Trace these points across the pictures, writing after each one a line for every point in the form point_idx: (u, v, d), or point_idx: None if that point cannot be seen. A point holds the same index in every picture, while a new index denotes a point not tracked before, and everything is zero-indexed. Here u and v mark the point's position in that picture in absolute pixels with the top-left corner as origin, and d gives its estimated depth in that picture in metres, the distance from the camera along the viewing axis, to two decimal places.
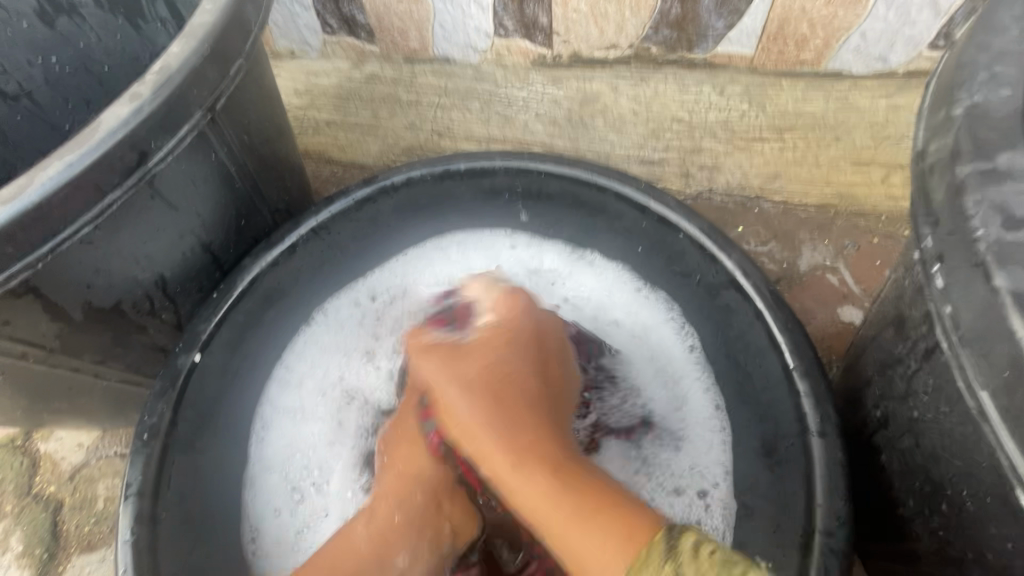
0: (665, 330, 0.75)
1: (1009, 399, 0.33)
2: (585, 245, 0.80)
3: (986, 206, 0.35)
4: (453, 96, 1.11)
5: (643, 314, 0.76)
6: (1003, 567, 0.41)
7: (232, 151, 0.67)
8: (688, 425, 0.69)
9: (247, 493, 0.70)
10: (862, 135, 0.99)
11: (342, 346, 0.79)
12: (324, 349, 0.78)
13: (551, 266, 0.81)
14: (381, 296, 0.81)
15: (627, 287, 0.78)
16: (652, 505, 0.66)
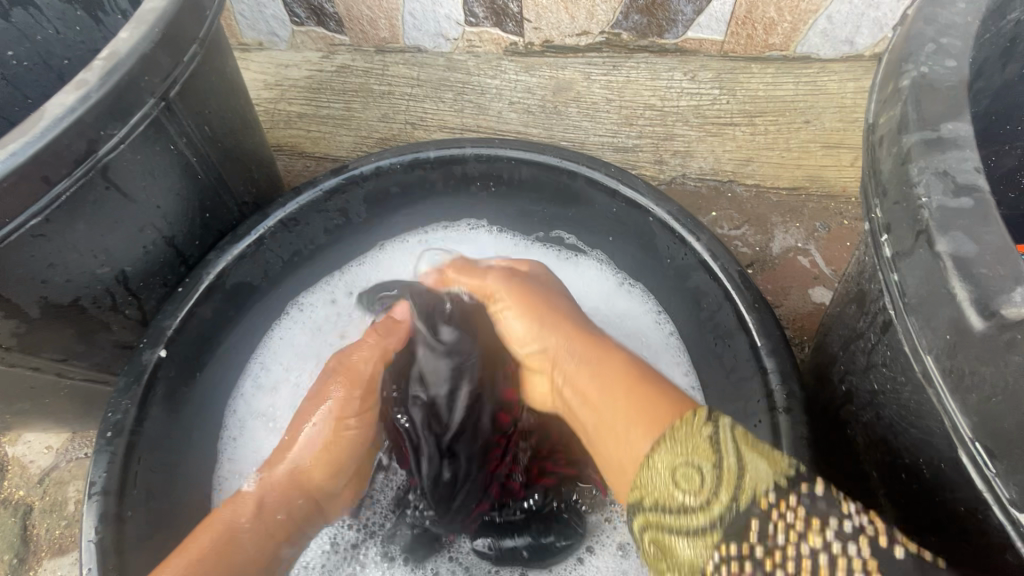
0: (638, 319, 0.78)
1: (952, 360, 0.33)
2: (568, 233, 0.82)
3: (930, 173, 0.35)
4: (426, 86, 1.10)
5: (620, 304, 0.80)
6: (956, 532, 0.42)
7: (192, 141, 0.65)
8: None
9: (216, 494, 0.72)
10: (831, 118, 1.00)
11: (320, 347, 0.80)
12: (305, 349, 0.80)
13: (535, 257, 0.84)
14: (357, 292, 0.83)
15: (608, 281, 0.81)
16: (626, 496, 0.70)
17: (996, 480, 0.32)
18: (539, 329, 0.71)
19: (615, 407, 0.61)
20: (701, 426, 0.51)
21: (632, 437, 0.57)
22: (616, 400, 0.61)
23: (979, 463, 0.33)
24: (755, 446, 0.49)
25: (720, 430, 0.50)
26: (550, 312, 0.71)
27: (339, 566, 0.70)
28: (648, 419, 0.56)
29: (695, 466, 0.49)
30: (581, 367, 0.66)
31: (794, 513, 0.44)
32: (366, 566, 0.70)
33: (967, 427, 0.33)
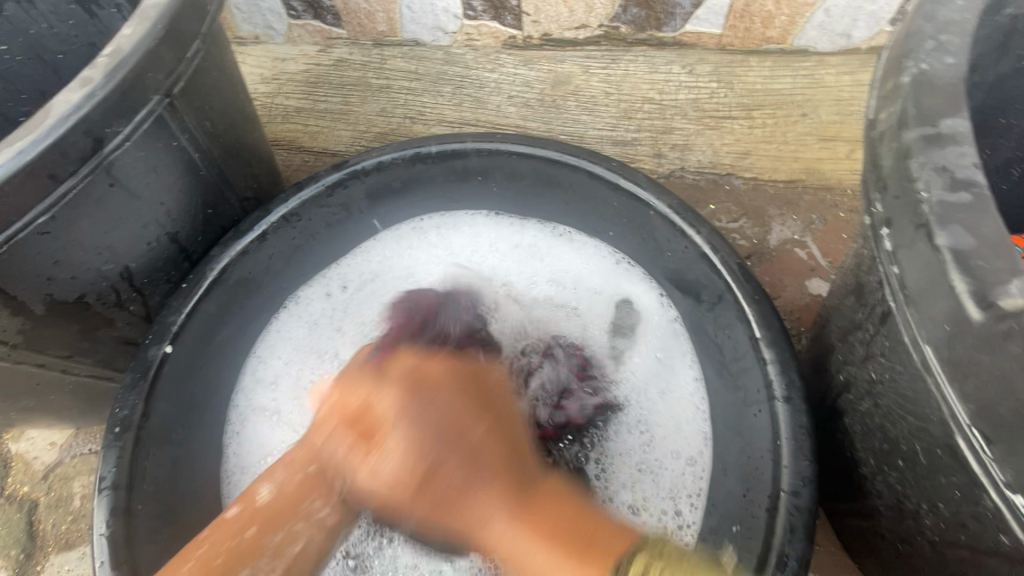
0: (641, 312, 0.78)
1: (950, 350, 0.35)
2: (564, 220, 0.83)
3: (930, 168, 0.36)
4: (425, 80, 1.10)
5: (621, 285, 0.80)
6: (952, 516, 0.43)
7: (194, 137, 0.65)
8: (671, 386, 0.74)
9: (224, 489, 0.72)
10: (829, 111, 1.01)
11: (319, 340, 0.81)
12: (303, 341, 0.80)
13: (531, 240, 0.84)
14: (352, 284, 0.83)
15: (605, 262, 0.82)
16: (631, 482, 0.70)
17: (993, 465, 0.34)
18: (414, 448, 0.53)
19: (513, 534, 0.51)
20: (620, 571, 0.46)
21: (546, 567, 0.49)
22: (489, 518, 0.52)
23: (976, 449, 0.35)
24: (661, 567, 0.45)
25: (639, 566, 0.46)
26: (459, 427, 0.55)
27: (364, 539, 0.71)
28: (549, 540, 0.50)
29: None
30: (449, 474, 0.53)
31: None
32: (394, 539, 0.71)
33: (963, 412, 0.35)
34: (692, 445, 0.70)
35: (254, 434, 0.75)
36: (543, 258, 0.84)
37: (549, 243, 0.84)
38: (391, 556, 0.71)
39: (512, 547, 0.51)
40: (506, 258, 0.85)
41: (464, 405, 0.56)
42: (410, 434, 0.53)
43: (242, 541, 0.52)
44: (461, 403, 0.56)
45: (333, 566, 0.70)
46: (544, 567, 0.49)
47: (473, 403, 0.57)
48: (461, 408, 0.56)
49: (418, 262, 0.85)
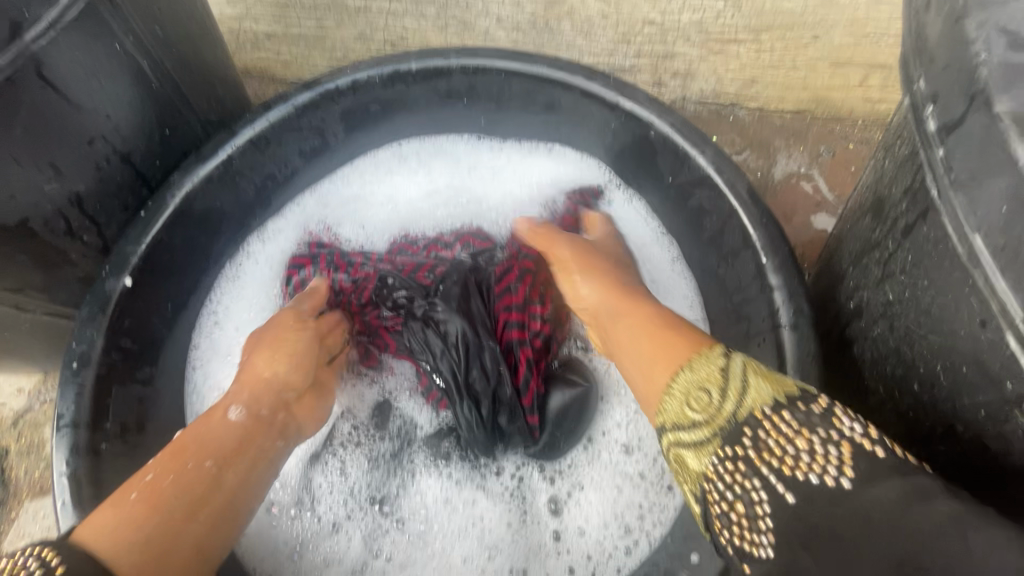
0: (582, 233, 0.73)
1: (1006, 235, 0.28)
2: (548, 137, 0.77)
3: (991, 26, 0.29)
4: (403, 1, 0.99)
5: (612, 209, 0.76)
6: (972, 438, 0.40)
7: (143, 43, 0.58)
8: None
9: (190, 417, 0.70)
10: (843, 32, 0.90)
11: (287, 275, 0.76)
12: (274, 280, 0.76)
13: (514, 159, 0.79)
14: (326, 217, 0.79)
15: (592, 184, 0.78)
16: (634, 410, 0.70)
17: None
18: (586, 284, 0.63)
19: (643, 337, 0.53)
20: (716, 356, 0.47)
21: (658, 353, 0.50)
22: (626, 328, 0.56)
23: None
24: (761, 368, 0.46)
25: (738, 361, 0.46)
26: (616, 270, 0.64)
27: (386, 480, 0.70)
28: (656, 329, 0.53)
29: (703, 394, 0.45)
30: (610, 300, 0.60)
31: (793, 424, 0.41)
32: (415, 474, 0.70)
33: (1016, 305, 0.28)
34: None
35: (220, 382, 0.72)
36: (526, 182, 0.79)
37: (532, 165, 0.79)
38: (418, 492, 0.70)
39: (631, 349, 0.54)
40: (487, 178, 0.80)
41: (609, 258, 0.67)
42: (579, 257, 0.65)
43: (194, 471, 0.51)
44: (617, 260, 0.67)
45: (364, 517, 0.69)
46: (649, 351, 0.52)
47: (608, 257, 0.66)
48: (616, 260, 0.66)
49: (396, 189, 0.80)
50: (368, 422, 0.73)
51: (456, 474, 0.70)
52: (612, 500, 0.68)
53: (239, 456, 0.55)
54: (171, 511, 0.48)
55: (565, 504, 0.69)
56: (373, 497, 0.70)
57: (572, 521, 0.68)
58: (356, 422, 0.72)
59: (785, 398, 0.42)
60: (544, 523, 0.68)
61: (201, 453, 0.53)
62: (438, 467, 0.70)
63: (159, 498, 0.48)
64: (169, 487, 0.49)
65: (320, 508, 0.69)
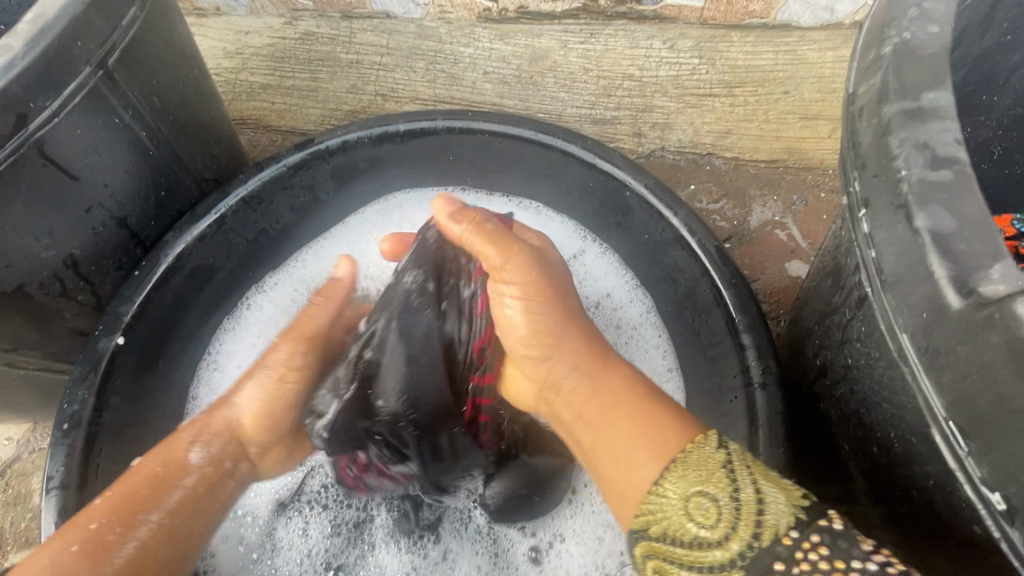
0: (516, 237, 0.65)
1: (927, 338, 0.33)
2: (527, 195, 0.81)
3: (910, 145, 0.34)
4: (396, 56, 1.05)
5: (591, 263, 0.79)
6: (924, 504, 0.42)
7: (140, 114, 0.61)
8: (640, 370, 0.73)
9: None
10: (810, 88, 0.98)
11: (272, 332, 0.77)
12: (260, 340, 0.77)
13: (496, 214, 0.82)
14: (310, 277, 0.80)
15: (572, 239, 0.80)
16: None
17: (969, 459, 0.33)
18: (542, 317, 0.58)
19: (620, 432, 0.50)
20: (713, 449, 0.46)
21: (623, 440, 0.49)
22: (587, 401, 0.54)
23: (951, 442, 0.33)
24: (762, 467, 0.45)
25: (739, 455, 0.45)
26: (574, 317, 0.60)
27: (345, 549, 0.71)
28: (637, 411, 0.51)
29: (707, 496, 0.43)
30: (574, 361, 0.57)
31: (821, 551, 0.39)
32: (375, 546, 0.71)
33: (938, 404, 0.34)
34: None
35: None
36: None
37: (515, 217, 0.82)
38: (377, 566, 0.70)
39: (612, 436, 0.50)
40: None
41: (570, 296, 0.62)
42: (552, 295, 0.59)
43: (139, 521, 0.53)
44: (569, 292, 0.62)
45: None
46: (633, 437, 0.49)
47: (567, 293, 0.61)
48: (567, 293, 0.62)
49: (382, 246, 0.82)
50: (334, 488, 0.73)
51: (415, 548, 0.71)
52: (592, 549, 0.68)
53: (174, 502, 0.56)
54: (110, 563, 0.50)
55: (545, 552, 0.69)
56: (328, 563, 0.70)
57: (553, 570, 0.68)
58: (327, 482, 0.73)
59: (803, 510, 0.41)
60: (522, 570, 0.69)
61: (146, 503, 0.54)
62: (400, 543, 0.71)
63: (102, 552, 0.50)
64: (113, 540, 0.51)
65: (277, 562, 0.70)
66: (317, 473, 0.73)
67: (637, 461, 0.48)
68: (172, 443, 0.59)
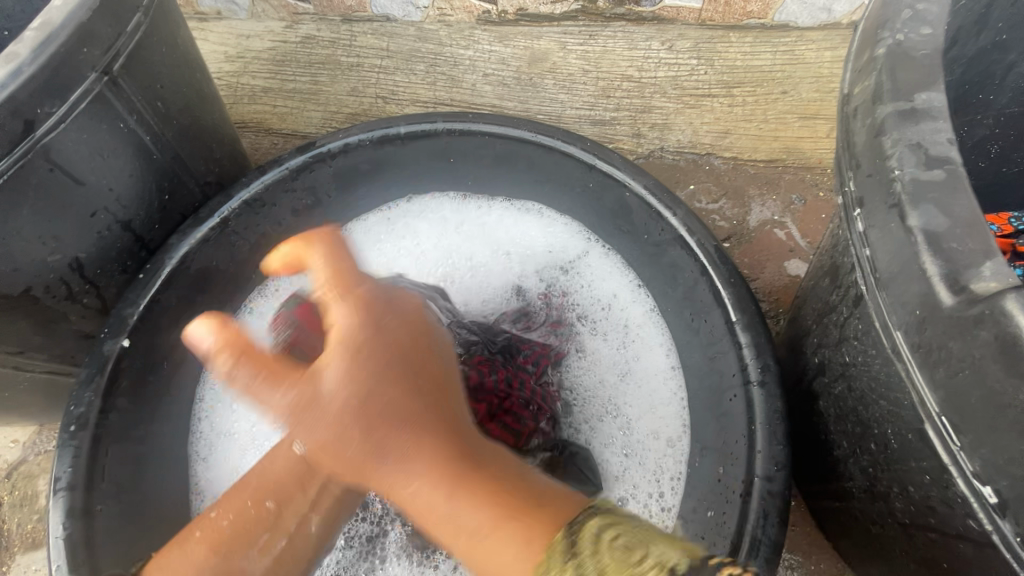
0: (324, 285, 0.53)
1: (920, 335, 0.34)
2: (527, 198, 0.82)
3: (903, 145, 0.34)
4: (397, 58, 1.06)
5: (592, 264, 0.80)
6: (921, 499, 0.43)
7: (144, 119, 0.61)
8: (644, 370, 0.74)
9: (193, 471, 0.71)
10: (808, 87, 0.98)
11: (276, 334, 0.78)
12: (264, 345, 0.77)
13: (497, 217, 0.83)
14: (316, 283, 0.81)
15: (573, 240, 0.81)
16: (621, 462, 0.70)
17: (961, 453, 0.33)
18: (355, 386, 0.47)
19: (484, 507, 0.42)
20: (558, 562, 0.36)
21: (481, 522, 0.41)
22: (428, 478, 0.45)
23: (944, 437, 0.34)
24: (619, 549, 0.35)
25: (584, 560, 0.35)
26: (401, 368, 0.49)
27: (355, 562, 0.71)
28: (476, 505, 0.42)
29: None
30: (346, 408, 0.47)
31: None
32: (385, 560, 0.71)
33: (933, 401, 0.34)
34: (670, 430, 0.70)
35: (224, 430, 0.73)
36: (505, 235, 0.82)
37: (516, 219, 0.83)
38: None
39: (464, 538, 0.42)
40: (472, 235, 0.83)
41: (416, 371, 0.49)
42: (348, 377, 0.48)
43: (253, 510, 0.49)
44: (410, 367, 0.50)
45: None
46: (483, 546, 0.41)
47: (396, 365, 0.49)
48: (407, 369, 0.49)
49: (386, 251, 0.83)
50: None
51: (424, 564, 0.71)
52: None
53: (282, 499, 0.49)
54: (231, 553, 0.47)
55: None
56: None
57: None
58: None
59: None
60: None
61: (259, 491, 0.50)
62: (411, 557, 0.71)
63: (219, 541, 0.48)
64: (228, 529, 0.48)
65: None
66: None
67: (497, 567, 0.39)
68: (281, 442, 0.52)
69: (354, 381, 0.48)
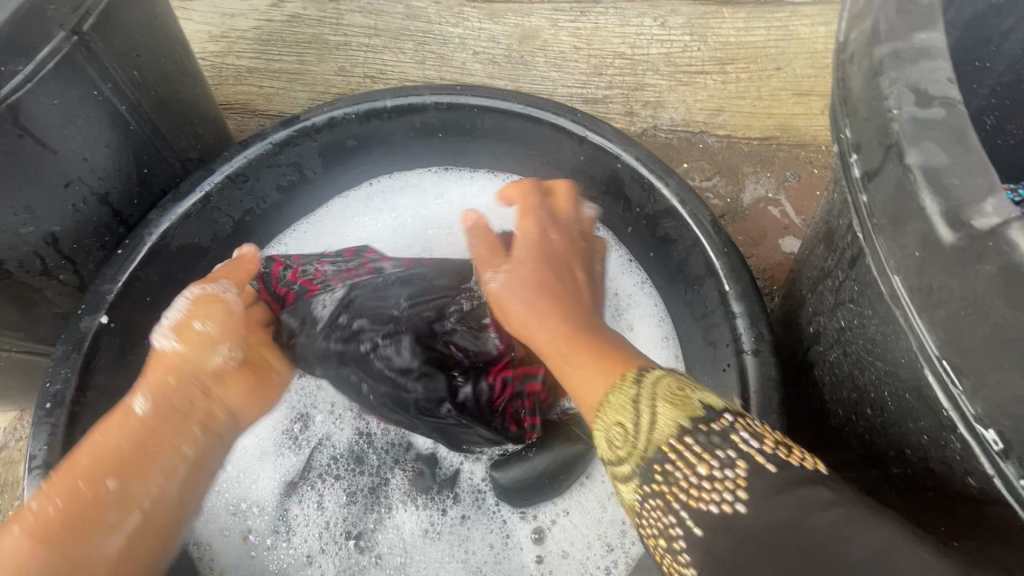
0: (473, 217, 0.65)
1: (919, 279, 0.33)
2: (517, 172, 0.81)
3: (902, 84, 0.33)
4: (385, 37, 1.04)
5: None
6: (919, 462, 0.42)
7: (119, 86, 0.59)
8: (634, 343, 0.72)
9: None
10: (802, 64, 0.97)
11: None
12: None
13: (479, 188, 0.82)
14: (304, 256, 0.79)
15: None
16: None
17: (963, 397, 0.32)
18: (516, 284, 0.56)
19: (575, 367, 0.50)
20: (628, 384, 0.45)
21: (592, 371, 0.49)
22: (546, 334, 0.54)
23: (944, 382, 0.33)
24: (673, 387, 0.44)
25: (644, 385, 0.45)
26: (558, 253, 0.59)
27: (363, 515, 0.71)
28: (589, 354, 0.50)
29: (619, 424, 0.45)
30: (525, 284, 0.56)
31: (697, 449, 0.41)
32: (391, 508, 0.71)
33: (933, 345, 0.33)
34: None
35: None
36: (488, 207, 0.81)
37: (498, 191, 0.82)
38: (395, 527, 0.70)
39: (567, 355, 0.52)
40: (452, 205, 0.82)
41: (553, 266, 0.58)
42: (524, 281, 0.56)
43: (90, 492, 0.51)
44: (546, 270, 0.57)
45: (337, 549, 0.69)
46: (583, 384, 0.49)
47: (540, 271, 0.57)
48: (536, 273, 0.57)
49: (366, 226, 0.82)
50: (344, 458, 0.73)
51: (431, 505, 0.71)
52: (597, 520, 0.69)
53: (142, 453, 0.54)
54: (151, 428, 0.56)
55: (548, 531, 0.69)
56: (348, 532, 0.70)
57: (556, 546, 0.69)
58: (335, 453, 0.73)
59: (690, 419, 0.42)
60: (524, 551, 0.69)
61: (91, 471, 0.52)
62: (414, 506, 0.71)
63: (52, 530, 0.49)
64: (57, 515, 0.50)
65: (296, 539, 0.70)
66: (326, 445, 0.73)
67: (590, 394, 0.48)
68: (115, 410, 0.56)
69: (508, 278, 0.57)
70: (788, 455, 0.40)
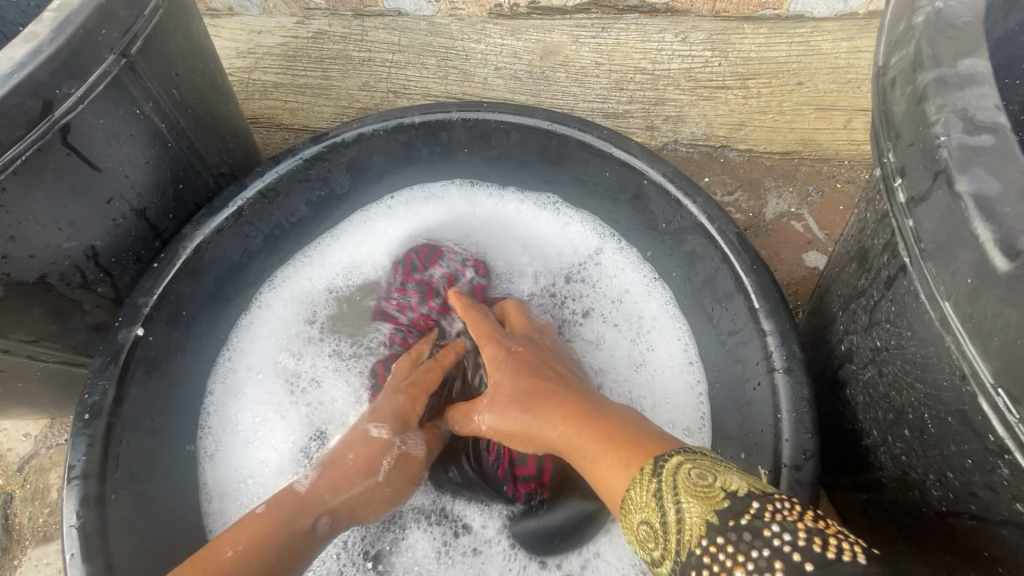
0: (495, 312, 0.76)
1: (972, 305, 0.33)
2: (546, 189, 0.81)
3: (949, 111, 0.34)
4: (408, 53, 1.05)
5: (611, 259, 0.80)
6: (963, 485, 0.41)
7: (160, 106, 0.61)
8: (655, 366, 0.74)
9: (203, 465, 0.72)
10: (823, 80, 0.97)
11: (291, 330, 0.79)
12: (276, 340, 0.78)
13: (509, 206, 0.83)
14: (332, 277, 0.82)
15: (592, 236, 0.81)
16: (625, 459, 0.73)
17: (1020, 425, 0.31)
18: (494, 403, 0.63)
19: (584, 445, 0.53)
20: (649, 476, 0.45)
21: (608, 463, 0.49)
22: (551, 424, 0.57)
23: (1000, 409, 0.32)
24: (695, 475, 0.43)
25: (669, 479, 0.43)
26: (531, 357, 0.66)
27: (380, 535, 0.71)
28: (602, 440, 0.51)
29: (647, 522, 0.44)
30: (507, 399, 0.62)
31: (729, 550, 0.39)
32: (406, 528, 0.71)
33: (987, 373, 0.33)
34: (688, 421, 0.70)
35: (234, 420, 0.74)
36: (518, 225, 0.82)
37: (528, 207, 0.83)
38: (409, 547, 0.70)
39: (575, 450, 0.53)
40: (480, 221, 0.83)
41: (529, 368, 0.64)
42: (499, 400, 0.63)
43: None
44: (522, 371, 0.64)
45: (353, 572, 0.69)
46: (605, 472, 0.49)
47: (513, 374, 0.64)
48: (513, 379, 0.63)
49: (391, 243, 0.83)
50: None
51: (442, 526, 0.72)
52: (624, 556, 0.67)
53: (291, 544, 0.57)
54: (317, 525, 0.60)
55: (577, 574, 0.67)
56: (366, 552, 0.70)
57: None
58: None
59: (718, 514, 0.40)
60: None
61: (266, 562, 0.54)
62: (428, 526, 0.72)
63: None
64: None
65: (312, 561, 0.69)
66: None
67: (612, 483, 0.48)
68: (300, 501, 0.60)
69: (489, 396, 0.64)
70: (823, 547, 0.37)
